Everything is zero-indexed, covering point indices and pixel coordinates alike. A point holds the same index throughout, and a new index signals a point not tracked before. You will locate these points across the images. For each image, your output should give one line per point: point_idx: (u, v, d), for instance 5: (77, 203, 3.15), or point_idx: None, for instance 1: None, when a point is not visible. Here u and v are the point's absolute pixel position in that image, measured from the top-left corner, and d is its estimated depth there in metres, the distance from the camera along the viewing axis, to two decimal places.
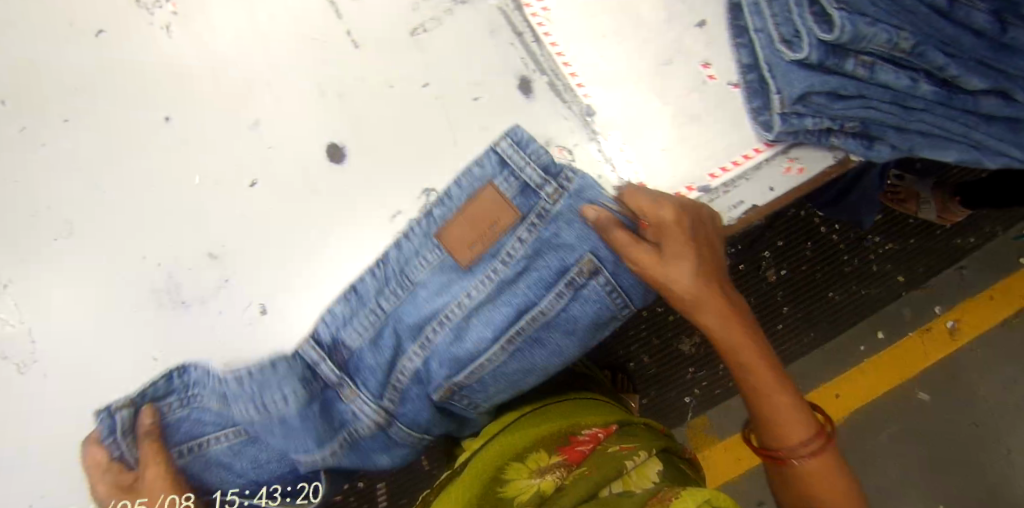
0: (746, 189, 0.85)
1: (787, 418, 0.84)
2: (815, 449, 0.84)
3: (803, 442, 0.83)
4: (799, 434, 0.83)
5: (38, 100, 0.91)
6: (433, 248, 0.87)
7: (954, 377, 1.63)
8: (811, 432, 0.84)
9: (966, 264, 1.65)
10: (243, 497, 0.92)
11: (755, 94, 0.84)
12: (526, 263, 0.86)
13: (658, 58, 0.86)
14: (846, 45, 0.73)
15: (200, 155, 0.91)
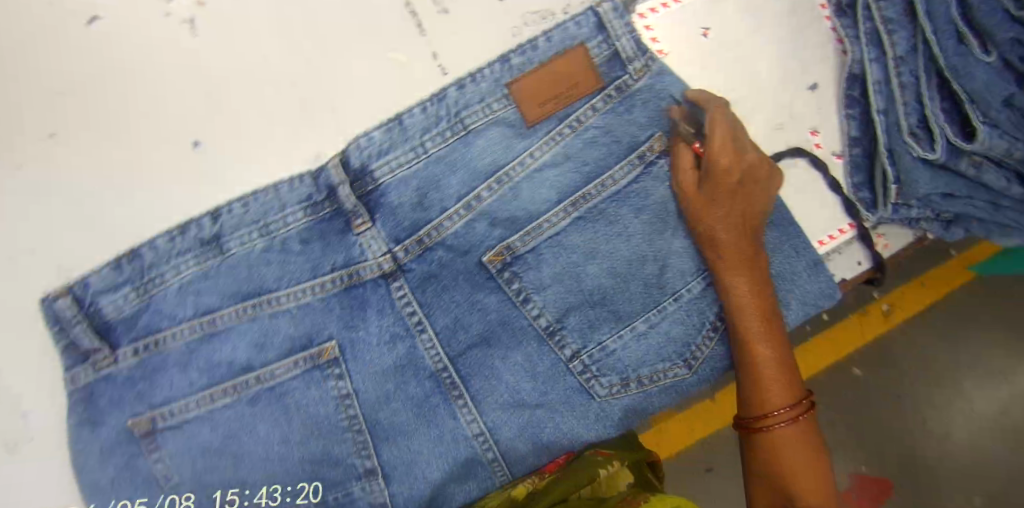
0: (838, 262, 0.85)
1: (773, 382, 0.76)
2: (796, 416, 0.76)
3: (788, 405, 0.76)
4: (778, 401, 0.76)
5: (14, 120, 0.73)
6: (559, 251, 0.75)
7: None
8: (793, 397, 0.76)
9: None
10: (243, 497, 0.75)
11: (857, 169, 0.83)
12: (657, 296, 0.78)
13: (768, 122, 0.81)
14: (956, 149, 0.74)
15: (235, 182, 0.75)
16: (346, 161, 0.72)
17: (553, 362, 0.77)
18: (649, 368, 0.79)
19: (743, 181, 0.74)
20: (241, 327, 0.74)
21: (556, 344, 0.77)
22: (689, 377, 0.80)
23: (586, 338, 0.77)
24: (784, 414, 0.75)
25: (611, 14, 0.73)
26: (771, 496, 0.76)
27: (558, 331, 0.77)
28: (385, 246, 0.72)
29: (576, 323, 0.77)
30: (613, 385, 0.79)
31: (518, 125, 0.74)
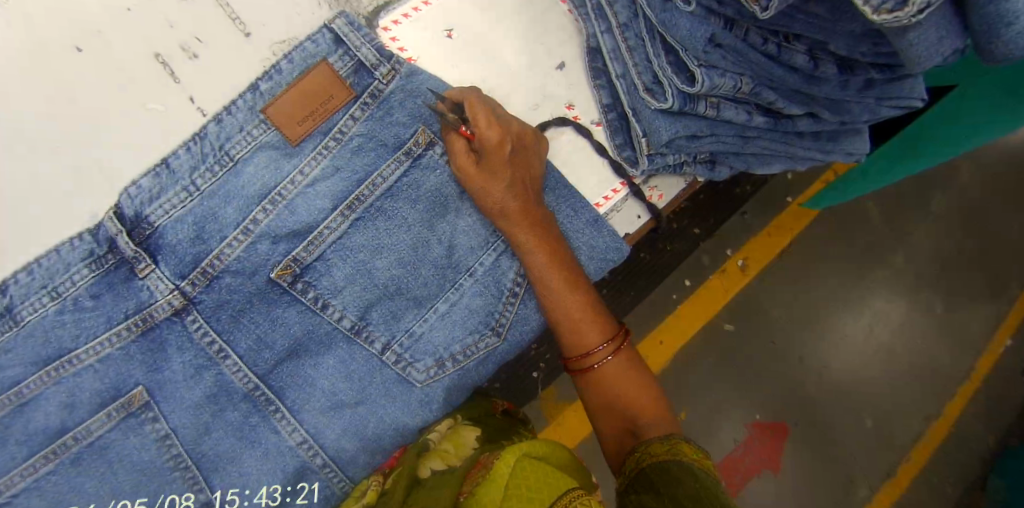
0: (620, 218, 0.93)
1: (586, 324, 0.83)
2: (615, 347, 0.83)
3: (605, 341, 0.83)
4: (595, 340, 0.83)
5: None
6: (349, 254, 0.79)
7: (811, 320, 1.55)
8: (609, 333, 0.84)
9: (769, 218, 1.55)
10: (243, 497, 0.79)
11: (618, 130, 0.90)
12: (451, 274, 0.83)
13: (527, 103, 0.89)
14: (683, 95, 0.81)
15: (19, 252, 0.77)
16: (120, 214, 0.75)
17: (366, 357, 0.81)
18: (460, 344, 0.84)
19: (517, 154, 0.80)
20: (46, 392, 0.75)
21: (363, 342, 0.81)
22: (501, 344, 0.86)
23: (392, 328, 0.82)
24: (604, 350, 0.82)
25: (345, 28, 0.79)
26: (611, 423, 0.82)
27: (363, 328, 0.81)
28: (170, 283, 0.76)
29: (379, 316, 0.81)
30: (428, 369, 0.83)
31: (283, 145, 0.78)
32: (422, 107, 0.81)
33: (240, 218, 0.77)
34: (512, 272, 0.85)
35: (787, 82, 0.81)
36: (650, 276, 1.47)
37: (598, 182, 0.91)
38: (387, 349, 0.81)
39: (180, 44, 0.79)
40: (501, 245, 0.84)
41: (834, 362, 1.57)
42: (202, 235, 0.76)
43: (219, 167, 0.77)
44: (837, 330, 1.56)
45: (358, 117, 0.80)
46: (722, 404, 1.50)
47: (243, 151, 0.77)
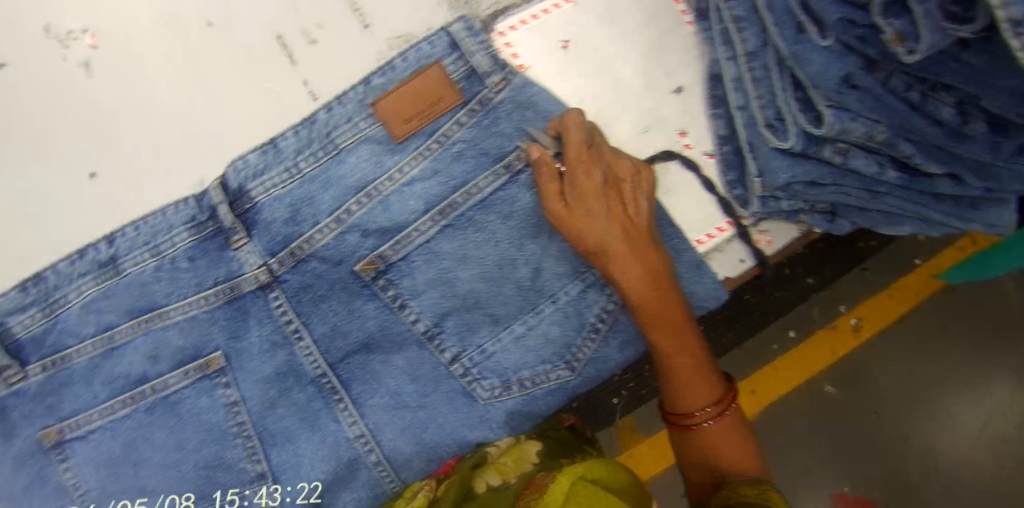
0: (719, 261, 0.87)
1: (692, 380, 0.78)
2: (721, 410, 0.77)
3: (712, 403, 0.77)
4: (700, 397, 0.77)
5: None
6: (435, 260, 0.78)
7: (924, 395, 1.38)
8: (715, 393, 0.78)
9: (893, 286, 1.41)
10: (243, 497, 0.81)
11: (731, 167, 0.84)
12: (534, 301, 0.80)
13: (635, 127, 0.85)
14: (806, 137, 0.75)
15: (132, 207, 0.82)
16: (225, 184, 0.78)
17: (434, 365, 0.81)
18: (530, 368, 0.81)
19: (617, 188, 0.77)
20: (136, 340, 0.80)
21: (434, 349, 0.80)
22: (573, 379, 0.83)
23: (466, 340, 0.80)
24: (709, 411, 0.76)
25: (463, 33, 0.78)
26: (705, 479, 0.78)
27: (436, 335, 0.80)
28: (260, 259, 0.78)
29: (454, 325, 0.80)
30: (495, 389, 0.81)
31: (387, 141, 0.78)
32: (527, 121, 0.79)
33: (335, 205, 0.78)
34: (597, 307, 0.81)
35: (930, 137, 0.72)
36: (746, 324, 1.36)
37: (703, 219, 0.86)
38: (457, 361, 0.80)
39: (303, 30, 0.82)
40: (588, 278, 0.81)
41: (946, 444, 1.37)
42: (297, 218, 0.78)
43: (322, 152, 0.78)
44: (950, 416, 1.37)
45: (462, 122, 0.78)
46: (806, 467, 1.37)
47: (347, 140, 0.78)
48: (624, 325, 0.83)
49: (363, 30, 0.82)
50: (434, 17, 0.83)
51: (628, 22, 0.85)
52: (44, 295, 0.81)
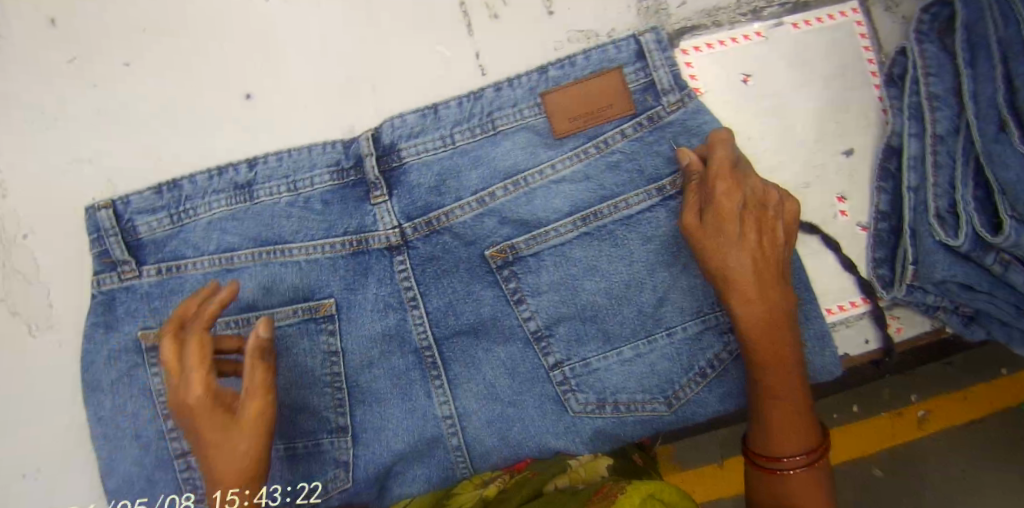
0: (845, 336, 0.83)
1: (789, 428, 0.72)
2: (811, 460, 0.71)
3: (804, 452, 0.71)
4: (796, 445, 0.72)
5: (101, 47, 0.85)
6: (564, 263, 0.76)
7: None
8: (809, 441, 0.72)
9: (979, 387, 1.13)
10: (284, 468, 0.79)
11: (880, 245, 0.81)
12: (651, 328, 0.77)
13: (795, 179, 0.81)
14: (978, 239, 0.71)
15: (279, 137, 0.83)
16: (377, 138, 0.77)
17: (535, 366, 0.79)
18: (629, 394, 0.79)
19: (758, 213, 0.70)
20: (253, 268, 0.79)
21: (538, 351, 0.78)
22: (667, 415, 0.80)
23: (574, 350, 0.78)
24: (799, 458, 0.71)
25: (652, 45, 0.76)
26: None
27: (545, 338, 0.78)
28: (396, 220, 0.77)
29: (565, 332, 0.78)
30: (590, 406, 0.79)
31: (546, 135, 0.76)
32: (693, 148, 0.76)
33: (480, 184, 0.76)
34: (710, 351, 0.78)
35: None
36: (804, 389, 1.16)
37: (839, 291, 0.82)
38: (558, 368, 0.78)
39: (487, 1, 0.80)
40: (711, 321, 0.77)
41: None
42: (439, 189, 0.76)
43: (479, 129, 0.77)
44: None
45: (627, 131, 0.76)
46: None
47: (507, 123, 0.76)
48: (733, 377, 0.79)
49: (546, 15, 0.80)
50: (622, 18, 0.80)
51: (815, 69, 0.81)
52: (176, 200, 0.81)
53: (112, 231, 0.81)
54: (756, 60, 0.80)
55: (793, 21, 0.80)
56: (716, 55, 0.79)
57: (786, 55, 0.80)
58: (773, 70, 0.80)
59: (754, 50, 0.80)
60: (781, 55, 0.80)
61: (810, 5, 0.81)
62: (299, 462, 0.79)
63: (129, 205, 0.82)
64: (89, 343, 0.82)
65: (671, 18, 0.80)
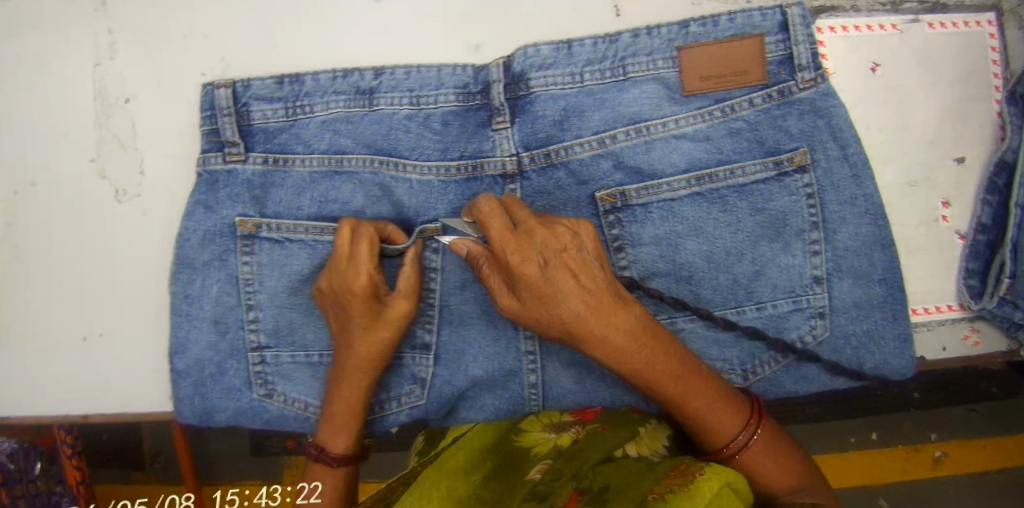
0: (924, 338, 0.85)
1: (714, 416, 0.72)
2: (748, 428, 0.73)
3: (737, 427, 0.72)
4: (728, 428, 0.73)
5: None
6: (669, 220, 0.78)
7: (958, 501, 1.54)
8: (734, 414, 0.73)
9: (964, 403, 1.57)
10: None
11: (975, 257, 0.81)
12: (742, 296, 0.79)
13: (904, 176, 0.82)
14: None
15: (404, 48, 0.83)
16: (507, 65, 0.78)
17: None
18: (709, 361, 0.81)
19: (558, 258, 0.65)
20: (363, 175, 0.81)
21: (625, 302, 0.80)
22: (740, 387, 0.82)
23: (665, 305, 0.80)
24: (739, 436, 0.72)
25: (797, 19, 0.76)
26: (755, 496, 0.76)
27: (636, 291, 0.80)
28: (514, 149, 0.78)
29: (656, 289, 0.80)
30: None
31: (675, 89, 0.77)
32: (816, 128, 0.77)
33: (602, 128, 0.77)
34: (795, 332, 0.80)
35: None
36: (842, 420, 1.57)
37: (926, 292, 0.83)
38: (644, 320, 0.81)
39: None
40: (803, 303, 0.79)
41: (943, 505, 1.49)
42: (562, 124, 0.78)
43: (610, 72, 0.78)
44: None
45: (756, 98, 0.77)
46: None
47: (639, 71, 0.78)
48: (810, 362, 0.82)
49: None
50: None
51: (942, 70, 0.81)
52: (296, 94, 0.82)
53: (229, 110, 0.82)
54: (887, 50, 0.80)
55: (930, 20, 0.81)
56: (849, 39, 0.80)
57: (918, 51, 0.81)
58: (902, 63, 0.80)
59: (887, 41, 0.80)
60: (913, 50, 0.81)
61: (949, 8, 0.81)
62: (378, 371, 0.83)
63: (250, 90, 0.83)
64: (188, 219, 0.83)
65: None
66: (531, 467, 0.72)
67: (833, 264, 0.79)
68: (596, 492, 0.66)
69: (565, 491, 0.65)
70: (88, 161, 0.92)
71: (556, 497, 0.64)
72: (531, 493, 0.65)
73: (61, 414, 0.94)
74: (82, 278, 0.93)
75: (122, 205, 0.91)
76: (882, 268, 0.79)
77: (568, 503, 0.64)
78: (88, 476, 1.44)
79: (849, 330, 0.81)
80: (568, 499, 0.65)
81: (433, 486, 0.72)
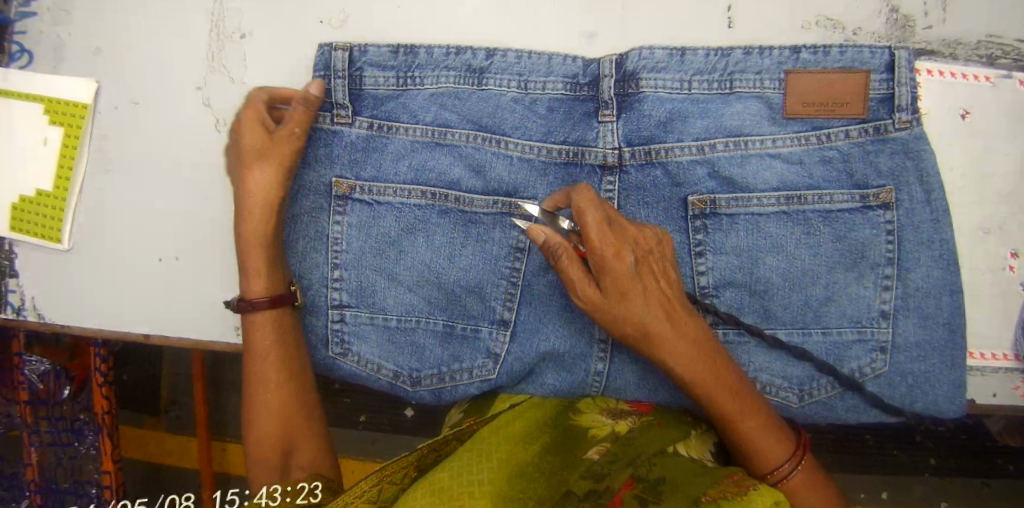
0: (976, 383, 0.88)
1: (763, 441, 0.75)
2: (795, 457, 0.76)
3: (784, 454, 0.75)
4: (777, 457, 0.75)
5: None
6: (755, 232, 0.85)
7: None
8: (783, 440, 0.76)
9: (985, 473, 1.64)
10: (442, 340, 0.89)
11: None
12: (807, 318, 0.86)
13: (980, 224, 0.86)
14: None
15: (520, 33, 0.88)
16: (622, 62, 0.85)
17: None
18: (769, 374, 0.87)
19: (644, 257, 0.69)
20: (468, 148, 0.86)
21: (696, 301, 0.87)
22: (794, 407, 0.88)
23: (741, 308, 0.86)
24: (786, 464, 0.75)
25: (903, 62, 0.82)
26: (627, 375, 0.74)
27: (709, 296, 0.87)
28: (617, 142, 0.86)
29: (728, 298, 0.87)
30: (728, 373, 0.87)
31: (777, 110, 0.84)
32: (903, 169, 0.83)
33: (700, 135, 0.85)
34: (855, 362, 0.86)
35: None
36: (856, 469, 1.68)
37: (982, 339, 0.87)
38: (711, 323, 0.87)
39: None
40: (867, 335, 0.85)
41: None
42: (664, 125, 0.85)
43: (717, 83, 0.84)
44: None
45: (844, 127, 0.84)
46: None
47: (744, 87, 0.84)
48: (867, 395, 0.86)
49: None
50: (868, 20, 0.86)
51: None
52: (405, 66, 0.87)
53: (343, 73, 0.86)
54: (975, 99, 0.85)
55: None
56: (940, 84, 0.85)
57: (1006, 103, 0.85)
58: (989, 113, 0.85)
59: (977, 90, 0.85)
60: (1001, 102, 0.85)
61: None
62: (457, 340, 0.89)
63: (364, 55, 0.87)
64: None
65: (908, 35, 0.86)
66: (587, 447, 0.72)
67: (901, 302, 0.85)
68: (652, 483, 0.66)
69: (621, 475, 0.66)
70: (194, 89, 0.97)
71: (612, 479, 0.65)
72: (588, 471, 0.66)
73: (124, 329, 0.98)
74: (165, 201, 0.97)
75: (219, 133, 0.96)
76: (948, 312, 0.84)
77: (622, 488, 0.65)
78: (116, 407, 1.42)
79: (907, 368, 0.86)
80: (624, 484, 0.66)
81: (496, 447, 0.71)
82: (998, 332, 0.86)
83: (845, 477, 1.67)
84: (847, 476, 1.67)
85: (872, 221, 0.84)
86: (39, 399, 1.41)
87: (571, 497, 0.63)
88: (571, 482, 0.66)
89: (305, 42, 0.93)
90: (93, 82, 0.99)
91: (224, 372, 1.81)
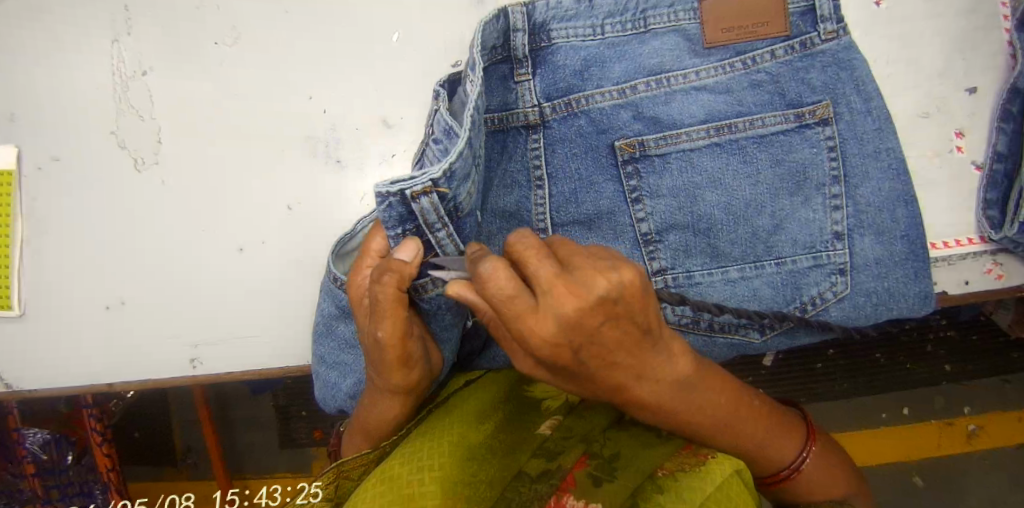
0: (945, 273, 0.86)
1: (771, 436, 0.73)
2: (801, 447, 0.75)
3: (791, 449, 0.74)
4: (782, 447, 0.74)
5: None
6: (693, 171, 0.82)
7: (994, 469, 1.58)
8: (790, 434, 0.75)
9: (1002, 371, 1.59)
10: None
11: (994, 187, 0.82)
12: (758, 253, 0.83)
13: (916, 109, 0.83)
14: None
15: (417, 11, 0.88)
16: (530, 14, 0.77)
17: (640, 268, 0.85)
18: (725, 312, 0.86)
19: (605, 334, 0.53)
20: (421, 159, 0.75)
21: (644, 251, 0.85)
22: (757, 342, 0.87)
23: (690, 248, 0.84)
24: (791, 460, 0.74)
25: None
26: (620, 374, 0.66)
27: (654, 242, 0.84)
28: (536, 100, 0.80)
29: (674, 241, 0.84)
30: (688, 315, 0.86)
31: (696, 42, 0.80)
32: (833, 81, 0.79)
33: (622, 81, 0.80)
34: (814, 289, 0.83)
35: None
36: (875, 389, 1.62)
37: (942, 229, 0.84)
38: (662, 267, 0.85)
39: None
40: (823, 259, 0.82)
41: (965, 458, 1.59)
42: (582, 73, 0.80)
43: (628, 22, 0.80)
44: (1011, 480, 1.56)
45: (770, 46, 0.79)
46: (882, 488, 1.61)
47: (660, 23, 0.80)
48: (832, 318, 0.84)
49: None
50: None
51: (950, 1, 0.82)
52: (473, 155, 0.65)
53: (441, 223, 0.63)
54: None
55: None
56: None
57: None
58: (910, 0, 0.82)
59: None
60: None
61: None
62: None
63: (451, 181, 0.62)
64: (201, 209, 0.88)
65: None
66: (540, 420, 0.73)
67: (855, 219, 0.81)
68: (605, 458, 0.66)
69: (573, 452, 0.67)
70: (109, 134, 0.95)
71: (563, 458, 0.66)
72: (541, 450, 0.68)
73: (88, 383, 0.98)
74: (104, 255, 0.96)
75: (141, 172, 0.94)
76: (905, 225, 0.81)
77: (575, 467, 0.65)
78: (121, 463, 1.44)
79: (869, 288, 0.82)
80: (575, 462, 0.66)
81: (446, 432, 0.71)
82: (958, 219, 0.84)
83: (861, 399, 1.63)
84: (862, 397, 1.63)
85: (806, 137, 0.80)
86: (46, 468, 1.41)
87: (523, 480, 0.65)
88: (523, 462, 0.68)
89: (209, 68, 0.91)
90: (13, 148, 0.96)
91: (231, 411, 1.80)
